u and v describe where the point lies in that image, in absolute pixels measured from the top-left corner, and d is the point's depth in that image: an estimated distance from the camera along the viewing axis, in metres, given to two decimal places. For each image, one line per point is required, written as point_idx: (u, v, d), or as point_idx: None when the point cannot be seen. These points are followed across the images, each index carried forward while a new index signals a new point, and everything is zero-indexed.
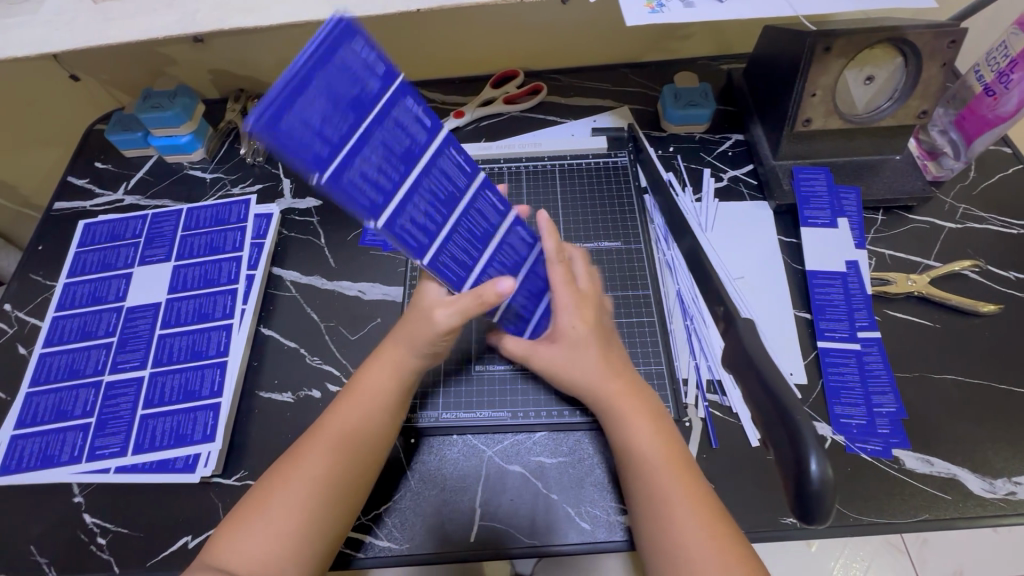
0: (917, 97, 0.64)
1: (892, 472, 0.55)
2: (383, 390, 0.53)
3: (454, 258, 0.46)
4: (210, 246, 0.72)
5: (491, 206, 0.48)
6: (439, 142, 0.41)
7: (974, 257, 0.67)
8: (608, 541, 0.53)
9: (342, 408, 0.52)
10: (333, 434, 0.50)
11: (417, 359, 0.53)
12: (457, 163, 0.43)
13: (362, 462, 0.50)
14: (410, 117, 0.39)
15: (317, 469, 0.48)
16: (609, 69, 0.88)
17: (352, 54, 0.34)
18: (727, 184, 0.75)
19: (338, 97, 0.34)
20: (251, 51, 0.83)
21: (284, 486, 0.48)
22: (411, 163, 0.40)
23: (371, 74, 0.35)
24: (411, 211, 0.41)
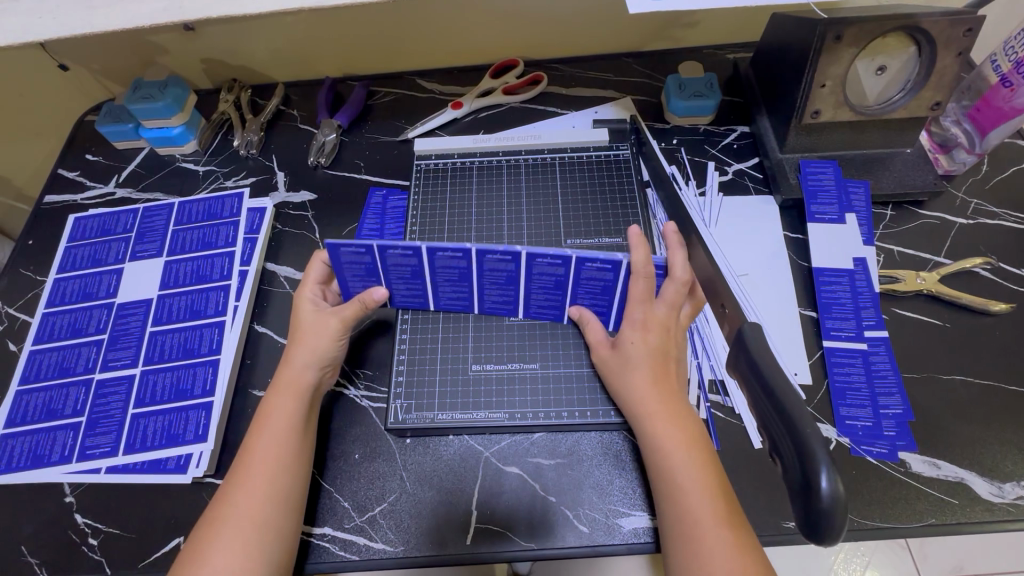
0: (931, 88, 0.62)
1: (897, 476, 0.54)
2: (286, 413, 0.52)
3: (498, 299, 0.60)
4: (202, 241, 0.70)
5: (499, 262, 0.56)
6: (425, 256, 0.56)
7: (985, 254, 0.66)
8: (608, 545, 0.52)
9: (251, 442, 0.51)
10: (247, 466, 0.49)
11: (317, 373, 0.55)
12: (450, 254, 0.56)
13: (280, 483, 0.49)
14: (397, 254, 0.56)
15: (241, 505, 0.47)
16: (612, 59, 0.86)
17: (345, 252, 0.56)
18: (731, 178, 0.73)
19: (361, 273, 0.58)
20: (245, 40, 0.81)
21: (211, 534, 0.46)
22: (421, 275, 0.58)
23: (362, 254, 0.56)
24: (446, 296, 0.61)
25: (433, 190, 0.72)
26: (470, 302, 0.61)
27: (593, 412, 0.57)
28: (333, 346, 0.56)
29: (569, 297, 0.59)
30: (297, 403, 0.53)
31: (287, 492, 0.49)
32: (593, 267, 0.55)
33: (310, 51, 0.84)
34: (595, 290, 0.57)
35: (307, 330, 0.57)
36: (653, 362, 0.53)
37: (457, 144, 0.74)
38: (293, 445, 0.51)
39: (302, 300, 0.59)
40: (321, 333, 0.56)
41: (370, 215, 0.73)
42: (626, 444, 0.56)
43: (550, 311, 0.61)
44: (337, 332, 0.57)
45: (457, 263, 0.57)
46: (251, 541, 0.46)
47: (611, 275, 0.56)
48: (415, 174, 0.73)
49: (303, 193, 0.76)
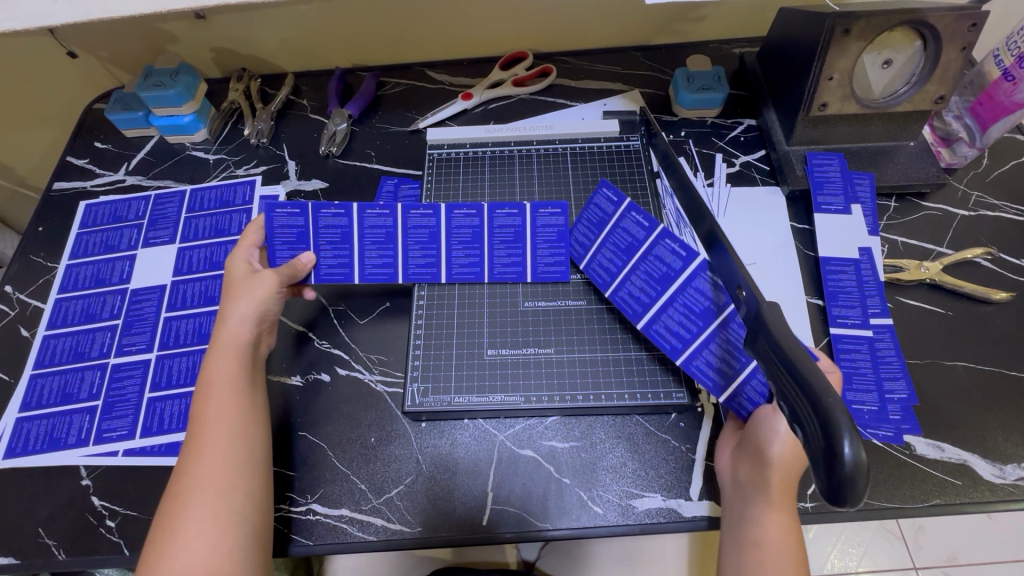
0: (935, 82, 0.63)
1: (903, 458, 0.55)
2: (230, 374, 0.53)
3: (551, 263, 0.64)
4: (215, 228, 0.70)
5: (420, 217, 0.63)
6: (355, 210, 0.62)
7: (986, 244, 0.67)
8: (619, 524, 0.53)
9: (200, 413, 0.51)
10: (203, 433, 0.49)
11: (253, 329, 0.56)
12: (605, 195, 0.63)
13: (242, 446, 0.50)
14: (330, 213, 0.62)
15: (205, 471, 0.47)
16: (620, 52, 0.87)
17: (280, 214, 0.61)
18: (738, 170, 0.74)
19: (297, 237, 0.62)
20: (255, 29, 0.81)
21: (178, 504, 0.46)
22: (351, 237, 0.62)
23: (295, 214, 0.61)
24: (371, 261, 0.63)
25: (446, 178, 0.72)
26: (611, 280, 0.61)
27: (607, 394, 0.58)
28: (271, 297, 0.57)
29: (486, 252, 0.64)
30: (240, 362, 0.54)
31: (251, 454, 0.50)
32: (502, 215, 0.64)
33: (321, 40, 0.84)
34: (654, 275, 0.58)
35: (241, 285, 0.57)
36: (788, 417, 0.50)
37: (470, 135, 0.75)
38: (245, 409, 0.52)
39: (236, 261, 0.60)
40: (256, 283, 0.57)
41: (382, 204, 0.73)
42: (638, 427, 0.58)
43: (469, 273, 0.64)
44: (269, 284, 0.57)
45: (384, 221, 0.63)
46: (223, 501, 0.47)
47: (518, 220, 0.64)
48: (428, 163, 0.74)
49: (313, 181, 0.76)
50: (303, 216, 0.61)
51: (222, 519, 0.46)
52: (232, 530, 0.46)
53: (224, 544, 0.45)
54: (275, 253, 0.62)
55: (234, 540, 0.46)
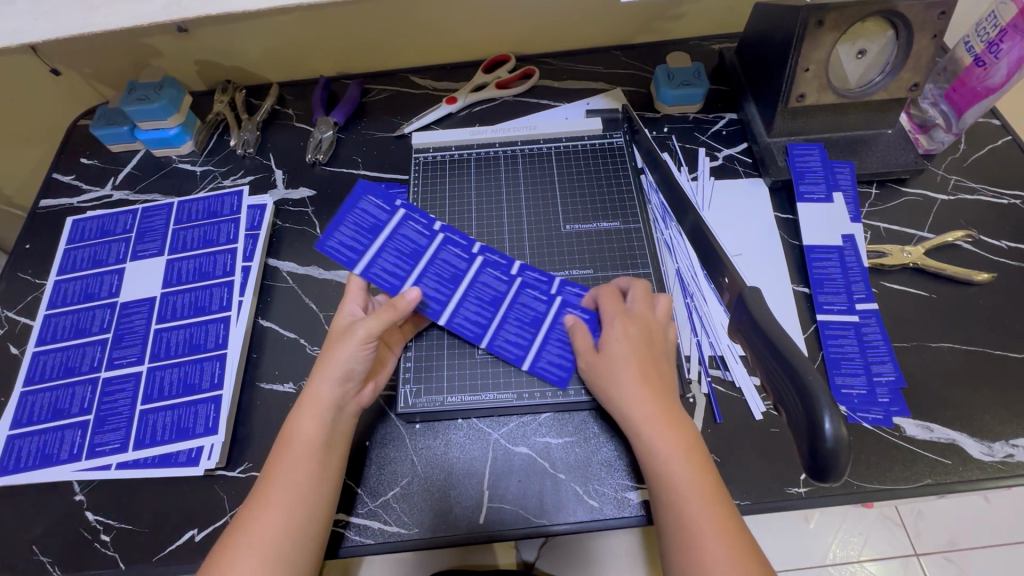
0: (909, 69, 0.65)
1: (893, 440, 0.56)
2: (308, 436, 0.50)
3: (553, 363, 0.59)
4: (204, 238, 0.70)
5: (453, 256, 0.64)
6: (438, 242, 0.65)
7: (966, 227, 0.68)
8: (617, 518, 0.54)
9: (271, 471, 0.49)
10: (266, 494, 0.48)
11: (337, 391, 0.52)
12: (374, 206, 0.65)
13: (296, 515, 0.47)
14: (414, 228, 0.65)
15: (256, 531, 0.46)
16: (601, 52, 0.88)
17: (366, 203, 0.65)
18: (722, 163, 0.75)
19: (362, 227, 0.64)
20: (239, 40, 0.82)
21: (226, 560, 0.45)
22: (417, 255, 0.63)
23: (381, 211, 0.65)
24: (423, 288, 0.62)
25: (433, 181, 0.72)
26: (482, 333, 0.61)
27: None
28: (357, 352, 0.52)
29: (457, 297, 0.62)
30: (319, 425, 0.51)
31: (305, 525, 0.48)
32: (530, 293, 0.63)
33: (304, 50, 0.85)
34: (524, 318, 0.61)
35: (336, 341, 0.54)
36: (640, 359, 0.52)
37: (454, 137, 0.75)
38: (311, 476, 0.49)
39: (345, 312, 0.57)
40: (346, 338, 0.53)
41: None
42: None
43: (513, 351, 0.60)
44: (361, 339, 0.52)
45: (456, 264, 0.64)
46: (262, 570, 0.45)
47: (542, 307, 0.62)
48: (414, 167, 0.74)
49: (301, 190, 0.77)
50: (388, 215, 0.65)
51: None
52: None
53: None
54: (334, 236, 0.62)
55: None
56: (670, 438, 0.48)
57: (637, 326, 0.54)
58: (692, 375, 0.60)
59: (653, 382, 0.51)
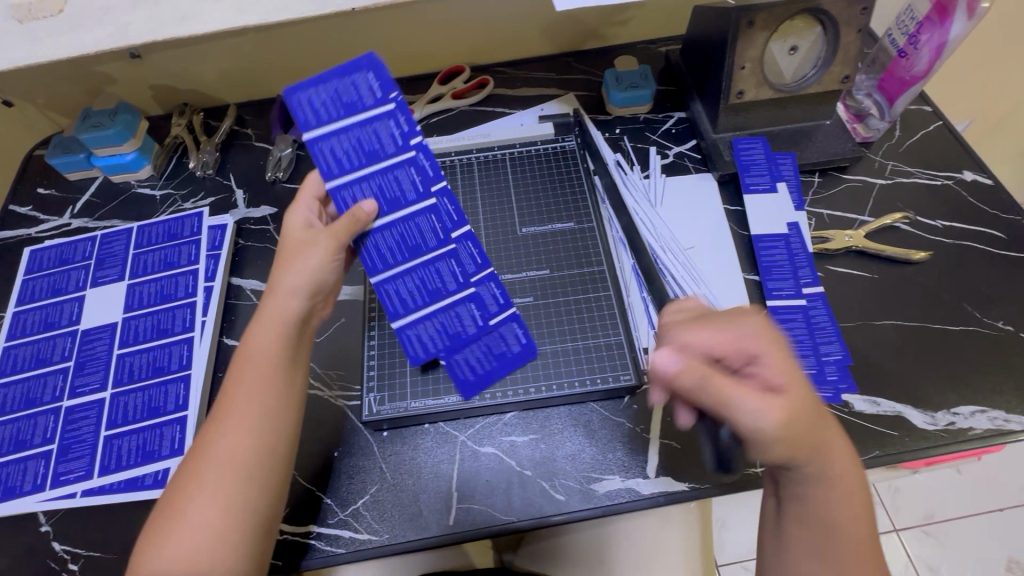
0: (838, 63, 0.68)
1: (843, 416, 0.58)
2: (270, 350, 0.49)
3: (420, 342, 0.59)
4: (164, 261, 0.70)
5: (408, 181, 0.55)
6: (404, 158, 0.55)
7: (903, 209, 0.71)
8: (584, 509, 0.55)
9: (229, 389, 0.48)
10: (227, 415, 0.47)
11: (304, 304, 0.51)
12: (366, 84, 0.52)
13: (264, 435, 0.47)
14: (389, 130, 0.53)
15: (221, 452, 0.45)
16: (553, 59, 0.91)
17: (361, 78, 0.52)
18: (672, 160, 0.78)
19: (340, 97, 0.52)
20: (194, 64, 0.83)
21: (192, 486, 0.44)
22: (375, 159, 0.54)
23: (370, 95, 0.52)
24: (355, 195, 0.54)
25: None
26: (382, 269, 0.56)
27: (558, 384, 0.60)
28: (322, 263, 0.51)
29: (382, 223, 0.55)
30: (282, 340, 0.50)
31: (275, 444, 0.47)
32: (449, 266, 0.59)
33: (260, 71, 0.86)
34: (426, 285, 0.58)
35: (295, 249, 0.52)
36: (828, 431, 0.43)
37: None
38: (280, 392, 0.49)
39: (296, 216, 0.54)
40: (310, 249, 0.52)
41: None
42: (592, 414, 0.60)
43: (395, 303, 0.57)
44: (327, 251, 0.51)
45: (410, 192, 0.55)
46: (232, 489, 0.45)
47: (450, 284, 0.59)
48: None
49: (262, 208, 0.78)
50: (375, 101, 0.53)
51: (221, 510, 0.44)
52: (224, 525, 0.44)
53: (222, 543, 0.43)
54: (301, 91, 0.51)
55: (234, 539, 0.44)
56: (852, 487, 0.43)
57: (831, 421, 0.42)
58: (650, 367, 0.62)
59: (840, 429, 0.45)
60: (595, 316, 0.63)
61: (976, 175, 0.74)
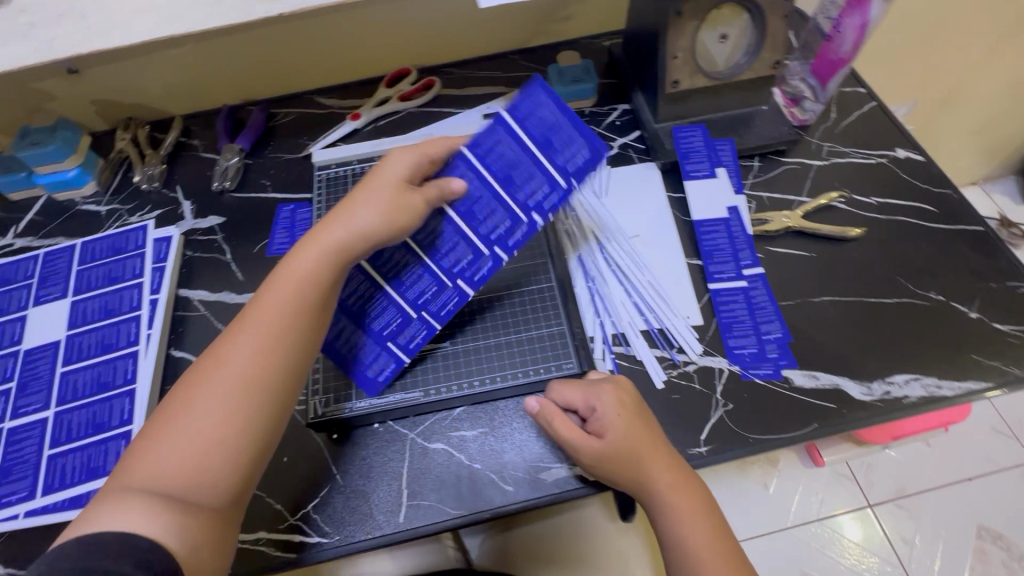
0: (768, 49, 0.70)
1: (784, 392, 0.60)
2: (307, 276, 0.49)
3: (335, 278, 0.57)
4: (108, 276, 0.70)
5: (492, 224, 0.58)
6: (507, 210, 0.58)
7: (840, 188, 0.73)
8: (533, 498, 0.56)
9: (263, 301, 0.49)
10: (250, 329, 0.47)
11: (355, 244, 0.51)
12: (581, 151, 0.57)
13: (284, 364, 0.47)
14: (522, 188, 0.57)
15: (239, 364, 0.46)
16: (499, 58, 0.91)
17: (579, 147, 0.57)
18: (617, 152, 0.79)
19: (572, 121, 0.57)
20: (135, 77, 0.82)
21: (206, 386, 0.45)
22: (491, 182, 0.57)
23: (575, 149, 0.57)
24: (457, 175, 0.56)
25: (335, 196, 0.74)
26: None
27: (502, 376, 0.60)
28: (383, 214, 0.52)
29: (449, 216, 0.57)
30: (322, 271, 0.50)
31: (287, 378, 0.47)
32: (418, 286, 0.59)
33: (203, 82, 0.85)
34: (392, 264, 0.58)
35: (362, 190, 0.53)
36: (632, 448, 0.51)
37: (355, 151, 0.77)
38: (307, 325, 0.49)
39: (393, 159, 0.55)
40: (373, 193, 0.52)
41: (281, 230, 0.75)
42: None
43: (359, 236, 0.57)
44: (407, 208, 0.53)
45: (484, 231, 0.58)
46: (238, 404, 0.45)
47: (410, 300, 0.59)
48: (317, 185, 0.75)
49: (210, 218, 0.77)
50: (562, 159, 0.57)
51: (211, 434, 0.43)
52: (215, 449, 0.43)
53: (214, 455, 0.43)
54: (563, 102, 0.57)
55: (222, 456, 0.43)
56: (697, 532, 0.50)
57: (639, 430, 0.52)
58: (596, 355, 0.63)
59: (683, 483, 0.52)
60: (539, 307, 0.64)
61: (909, 152, 0.76)
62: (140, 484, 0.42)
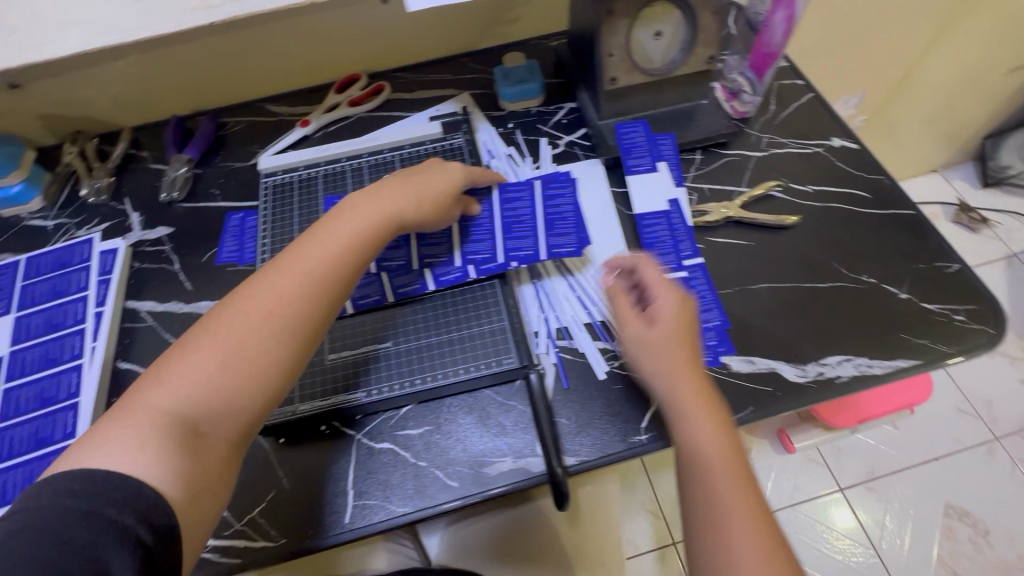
0: (701, 45, 0.72)
1: (722, 378, 0.61)
2: (356, 226, 0.56)
3: None
4: (53, 290, 0.69)
5: (478, 254, 0.65)
6: (494, 253, 0.65)
7: (777, 177, 0.75)
8: (478, 492, 0.56)
9: (318, 236, 0.55)
10: (300, 260, 0.53)
11: (401, 212, 0.60)
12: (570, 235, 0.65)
13: (321, 300, 0.52)
14: (515, 246, 0.65)
15: (285, 285, 0.51)
16: (448, 61, 0.92)
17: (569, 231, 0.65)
18: (563, 149, 0.80)
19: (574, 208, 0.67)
20: (80, 90, 0.82)
21: (255, 295, 0.50)
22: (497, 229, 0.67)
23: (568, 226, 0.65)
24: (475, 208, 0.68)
25: (281, 203, 0.74)
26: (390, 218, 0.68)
27: (446, 373, 0.61)
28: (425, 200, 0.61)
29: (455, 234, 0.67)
30: (370, 223, 0.57)
31: (320, 316, 0.52)
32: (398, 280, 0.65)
33: (151, 92, 0.85)
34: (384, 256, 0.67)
35: (417, 176, 0.63)
36: (676, 342, 0.54)
37: (301, 158, 0.77)
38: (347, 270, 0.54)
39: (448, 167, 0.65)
40: (426, 180, 0.62)
41: (230, 237, 0.75)
42: (485, 399, 0.61)
43: None
44: (442, 202, 0.63)
45: (473, 256, 0.66)
46: (275, 319, 0.49)
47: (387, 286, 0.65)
48: (263, 192, 0.75)
49: (158, 229, 0.77)
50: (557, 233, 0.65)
51: (241, 368, 0.47)
52: (240, 384, 0.47)
53: (244, 359, 0.47)
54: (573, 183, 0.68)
55: (250, 364, 0.47)
56: (715, 441, 0.48)
57: (687, 307, 0.56)
58: (540, 349, 0.64)
59: (705, 396, 0.51)
60: (482, 304, 0.65)
61: (844, 141, 0.78)
62: (162, 403, 0.45)
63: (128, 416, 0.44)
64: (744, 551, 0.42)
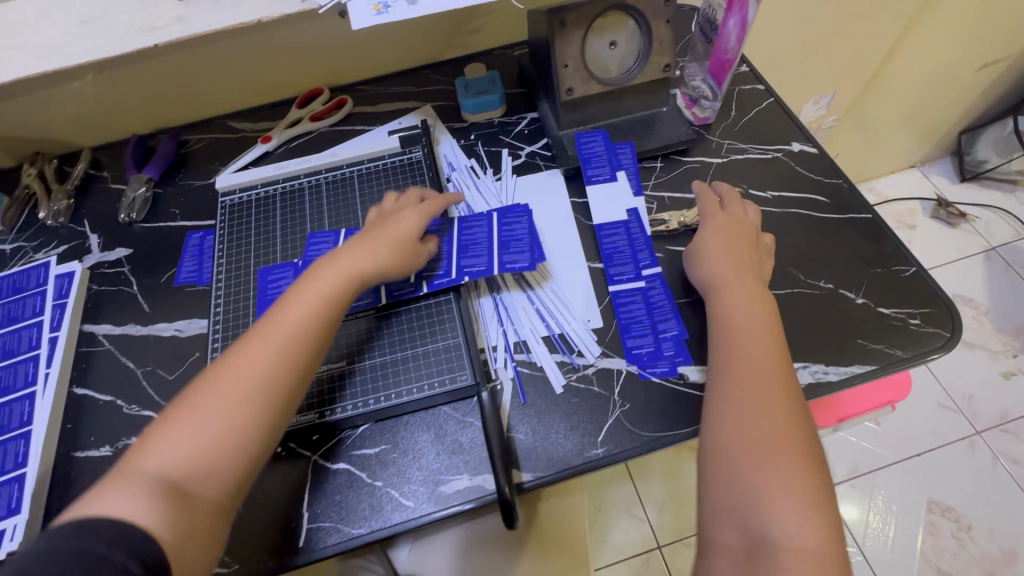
0: (655, 54, 0.72)
1: (680, 389, 0.61)
2: (325, 289, 0.56)
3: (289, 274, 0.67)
4: (8, 316, 0.69)
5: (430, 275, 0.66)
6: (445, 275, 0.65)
7: (737, 184, 0.75)
8: (433, 512, 0.56)
9: (291, 302, 0.55)
10: (272, 327, 0.53)
11: (370, 268, 0.59)
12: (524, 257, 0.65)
13: (293, 365, 0.52)
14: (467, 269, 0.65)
15: (257, 355, 0.51)
16: (411, 73, 0.92)
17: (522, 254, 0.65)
18: (524, 160, 0.80)
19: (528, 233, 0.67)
20: (37, 112, 0.81)
21: (229, 369, 0.51)
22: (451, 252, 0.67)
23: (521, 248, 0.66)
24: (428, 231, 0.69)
25: (239, 222, 0.74)
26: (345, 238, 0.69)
27: (402, 391, 0.61)
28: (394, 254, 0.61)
29: None
30: (340, 283, 0.57)
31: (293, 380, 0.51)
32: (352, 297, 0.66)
33: (111, 112, 0.85)
34: None
35: (386, 229, 0.63)
36: (729, 238, 0.63)
37: (259, 175, 0.77)
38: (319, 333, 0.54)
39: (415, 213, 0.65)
40: (395, 233, 0.62)
41: (189, 257, 0.74)
42: (441, 416, 0.61)
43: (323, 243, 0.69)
44: (410, 253, 0.62)
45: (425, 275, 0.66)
46: (249, 389, 0.50)
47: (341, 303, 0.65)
48: (221, 211, 0.75)
49: (117, 250, 0.77)
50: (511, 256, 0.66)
51: (219, 434, 0.47)
52: (220, 453, 0.47)
53: (220, 434, 0.48)
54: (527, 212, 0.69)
55: (227, 437, 0.48)
56: (741, 309, 0.56)
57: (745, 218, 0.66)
58: (497, 364, 0.64)
59: (756, 283, 0.59)
60: (439, 320, 0.65)
61: (803, 146, 0.78)
62: (144, 474, 0.45)
63: (114, 486, 0.44)
64: (753, 387, 0.50)
